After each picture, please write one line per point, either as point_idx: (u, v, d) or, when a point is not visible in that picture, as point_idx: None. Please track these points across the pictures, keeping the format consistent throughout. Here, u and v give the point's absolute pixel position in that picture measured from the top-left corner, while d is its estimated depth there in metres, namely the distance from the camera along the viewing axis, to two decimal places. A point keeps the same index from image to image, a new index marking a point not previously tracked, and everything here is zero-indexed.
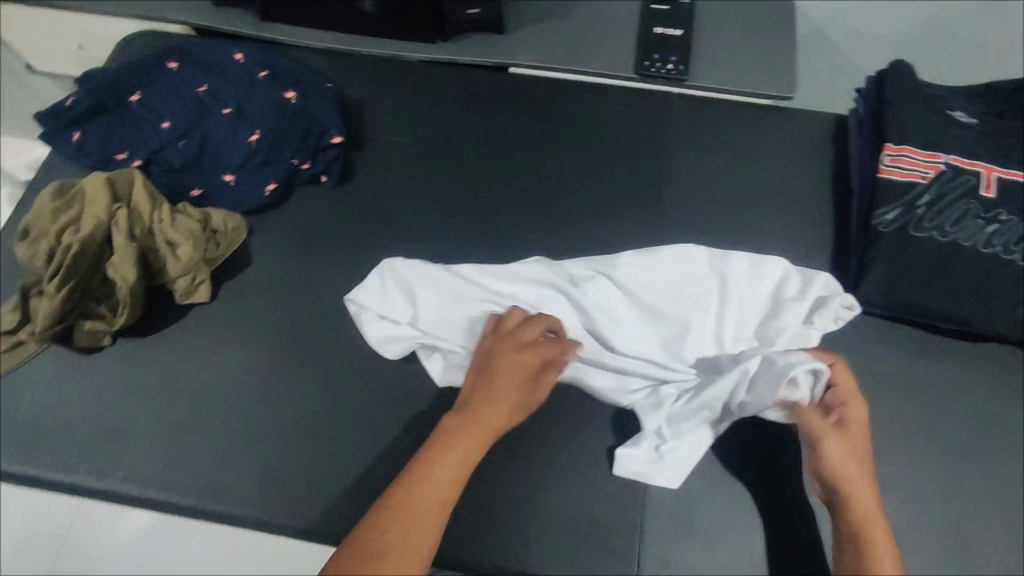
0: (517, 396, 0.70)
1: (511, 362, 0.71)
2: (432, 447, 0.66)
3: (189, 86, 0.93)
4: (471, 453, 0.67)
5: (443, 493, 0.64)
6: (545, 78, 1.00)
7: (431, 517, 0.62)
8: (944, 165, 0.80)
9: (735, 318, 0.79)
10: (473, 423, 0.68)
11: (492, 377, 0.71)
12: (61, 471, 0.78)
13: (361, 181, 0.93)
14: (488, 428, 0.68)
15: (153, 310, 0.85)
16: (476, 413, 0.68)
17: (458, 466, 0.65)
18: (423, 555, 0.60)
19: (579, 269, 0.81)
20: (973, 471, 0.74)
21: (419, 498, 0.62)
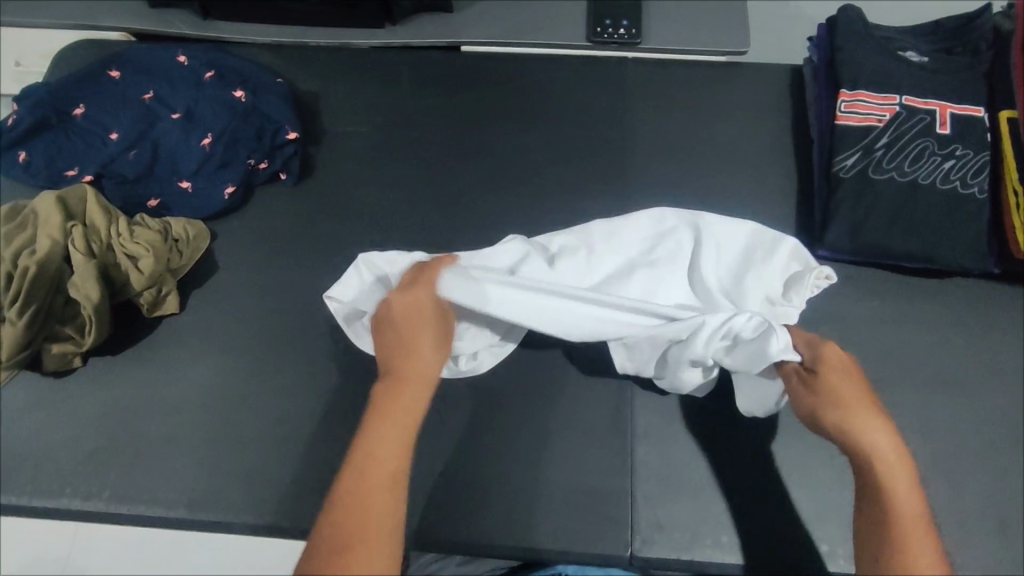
0: (427, 337, 0.72)
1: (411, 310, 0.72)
2: (371, 429, 0.65)
3: (134, 94, 0.90)
4: (409, 418, 0.67)
5: (391, 465, 0.63)
6: (499, 53, 0.98)
7: (383, 496, 0.61)
8: (899, 106, 0.81)
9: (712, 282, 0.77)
10: (405, 383, 0.69)
11: (404, 337, 0.71)
12: (47, 495, 0.77)
13: (322, 176, 0.92)
14: (419, 379, 0.69)
15: (123, 326, 0.84)
16: (404, 369, 0.69)
17: (399, 440, 0.65)
18: (388, 529, 0.59)
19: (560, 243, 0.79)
20: (948, 403, 0.75)
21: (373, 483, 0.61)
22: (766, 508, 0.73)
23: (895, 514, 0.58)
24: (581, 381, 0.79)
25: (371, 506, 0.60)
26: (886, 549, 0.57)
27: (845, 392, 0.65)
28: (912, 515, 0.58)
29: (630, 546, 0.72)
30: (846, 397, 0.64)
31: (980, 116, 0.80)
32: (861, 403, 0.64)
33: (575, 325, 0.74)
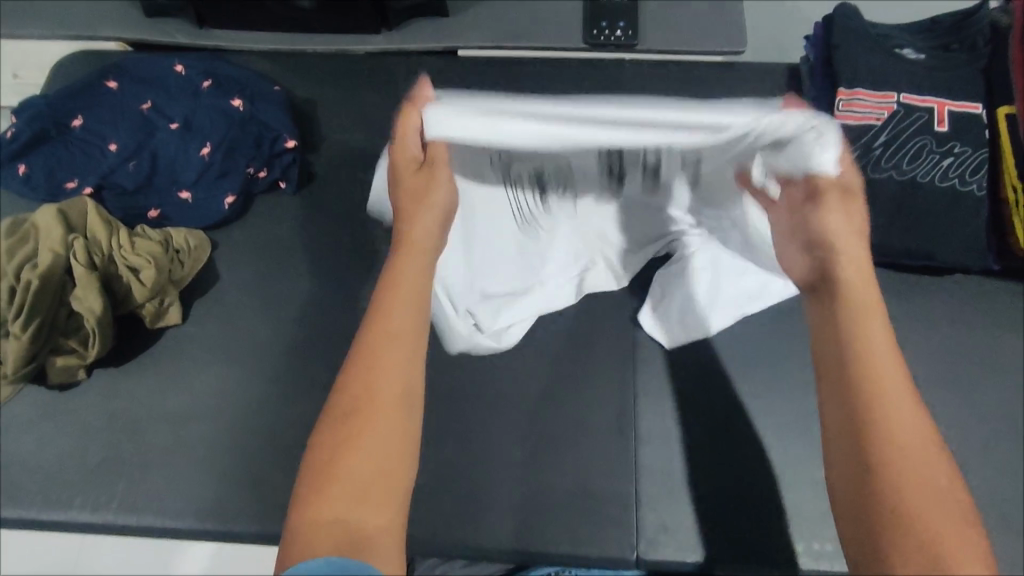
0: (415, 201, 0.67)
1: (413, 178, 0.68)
2: (382, 293, 0.61)
3: (131, 104, 0.90)
4: (419, 275, 0.63)
5: (409, 319, 0.59)
6: (496, 57, 0.98)
7: (389, 366, 0.57)
8: (897, 105, 0.81)
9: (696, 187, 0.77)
10: (416, 247, 0.65)
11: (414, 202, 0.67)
12: (55, 508, 0.78)
13: (322, 183, 0.92)
14: (420, 240, 0.65)
15: (126, 337, 0.84)
16: (412, 234, 0.65)
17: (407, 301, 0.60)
18: (403, 388, 0.56)
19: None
20: (949, 401, 0.76)
21: (383, 351, 0.57)
22: (770, 509, 0.74)
23: (873, 346, 0.54)
24: (584, 383, 0.80)
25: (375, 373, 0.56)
26: (855, 377, 0.52)
27: (845, 220, 0.60)
28: (884, 344, 0.54)
29: (636, 548, 0.73)
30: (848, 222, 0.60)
31: (977, 113, 0.80)
32: (856, 229, 0.60)
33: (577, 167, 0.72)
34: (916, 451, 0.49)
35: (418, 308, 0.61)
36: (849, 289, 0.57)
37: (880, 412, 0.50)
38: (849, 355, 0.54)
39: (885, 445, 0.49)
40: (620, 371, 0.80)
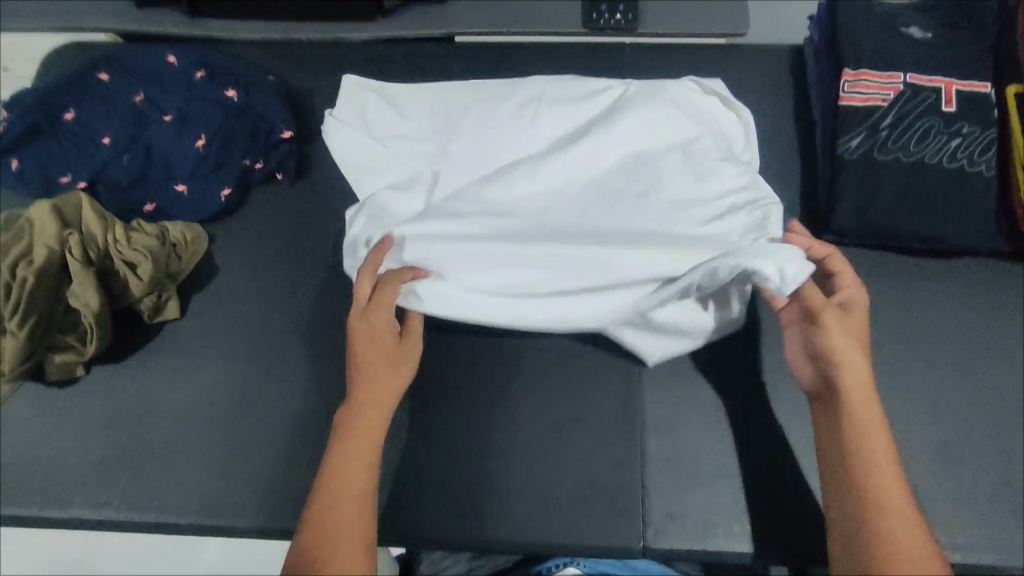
0: (379, 364, 0.70)
1: (364, 327, 0.71)
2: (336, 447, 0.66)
3: (124, 96, 0.89)
4: (372, 437, 0.67)
5: (362, 475, 0.64)
6: (494, 42, 0.96)
7: (347, 513, 0.62)
8: (903, 85, 0.79)
9: (672, 177, 0.82)
10: (372, 407, 0.68)
11: (359, 358, 0.70)
12: (57, 506, 0.77)
13: (318, 174, 0.90)
14: (379, 402, 0.68)
15: (124, 332, 0.83)
16: (368, 397, 0.68)
17: (359, 450, 0.65)
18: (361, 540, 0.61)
19: (484, 156, 0.86)
20: (958, 385, 0.75)
21: (341, 495, 0.63)
22: (779, 495, 0.73)
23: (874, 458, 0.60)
24: (588, 372, 0.79)
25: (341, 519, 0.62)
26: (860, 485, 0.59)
27: (848, 337, 0.63)
28: (889, 465, 0.59)
29: (643, 538, 0.72)
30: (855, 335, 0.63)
31: (986, 92, 0.79)
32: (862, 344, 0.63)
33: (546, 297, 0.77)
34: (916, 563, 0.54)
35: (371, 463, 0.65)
36: (855, 401, 0.61)
37: (883, 527, 0.56)
38: (854, 475, 0.59)
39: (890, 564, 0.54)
40: (624, 360, 0.79)
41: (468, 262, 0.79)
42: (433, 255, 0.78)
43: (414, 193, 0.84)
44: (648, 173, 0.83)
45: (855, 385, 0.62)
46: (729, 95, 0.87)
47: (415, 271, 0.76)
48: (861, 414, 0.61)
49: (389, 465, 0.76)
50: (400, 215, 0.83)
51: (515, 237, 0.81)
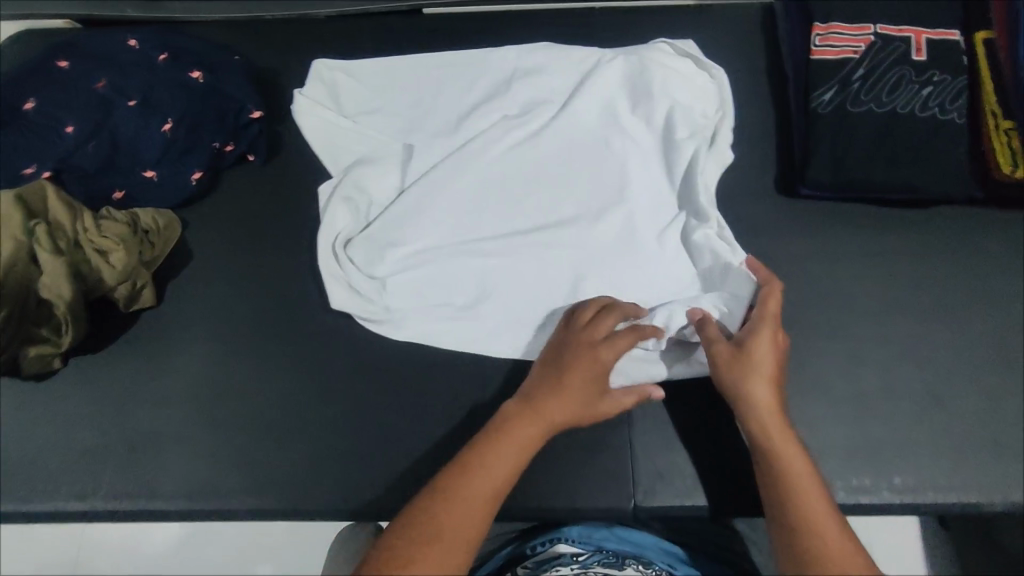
0: (583, 395, 0.66)
1: (586, 360, 0.67)
2: (487, 443, 0.63)
3: (84, 82, 0.84)
4: (526, 450, 0.64)
5: (497, 487, 0.61)
6: (464, 12, 0.94)
7: (478, 505, 0.59)
8: (873, 36, 0.80)
9: (641, 166, 0.82)
10: (532, 417, 0.65)
11: (563, 381, 0.67)
12: (41, 500, 0.76)
13: (289, 154, 0.89)
14: (545, 423, 0.65)
15: (99, 323, 0.81)
16: (540, 411, 0.65)
17: (511, 464, 0.62)
18: (468, 548, 0.57)
19: (459, 134, 0.84)
20: (937, 333, 0.76)
21: (473, 483, 0.60)
22: None
23: (800, 482, 0.59)
24: None
25: (470, 506, 0.59)
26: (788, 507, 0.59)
27: (759, 376, 0.65)
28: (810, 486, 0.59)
29: (633, 498, 0.73)
30: (749, 370, 0.65)
31: (955, 40, 0.79)
32: (762, 374, 0.65)
33: (509, 303, 0.78)
34: (844, 567, 0.54)
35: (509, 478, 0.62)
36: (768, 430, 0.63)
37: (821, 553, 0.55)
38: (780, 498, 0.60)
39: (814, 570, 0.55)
40: None
41: (433, 269, 0.79)
42: (399, 262, 0.80)
43: (388, 174, 0.83)
44: (617, 164, 0.82)
45: (756, 416, 0.64)
46: (703, 56, 0.86)
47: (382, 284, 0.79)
48: (778, 445, 0.62)
49: (378, 440, 0.76)
50: (377, 202, 0.83)
51: (495, 228, 0.81)
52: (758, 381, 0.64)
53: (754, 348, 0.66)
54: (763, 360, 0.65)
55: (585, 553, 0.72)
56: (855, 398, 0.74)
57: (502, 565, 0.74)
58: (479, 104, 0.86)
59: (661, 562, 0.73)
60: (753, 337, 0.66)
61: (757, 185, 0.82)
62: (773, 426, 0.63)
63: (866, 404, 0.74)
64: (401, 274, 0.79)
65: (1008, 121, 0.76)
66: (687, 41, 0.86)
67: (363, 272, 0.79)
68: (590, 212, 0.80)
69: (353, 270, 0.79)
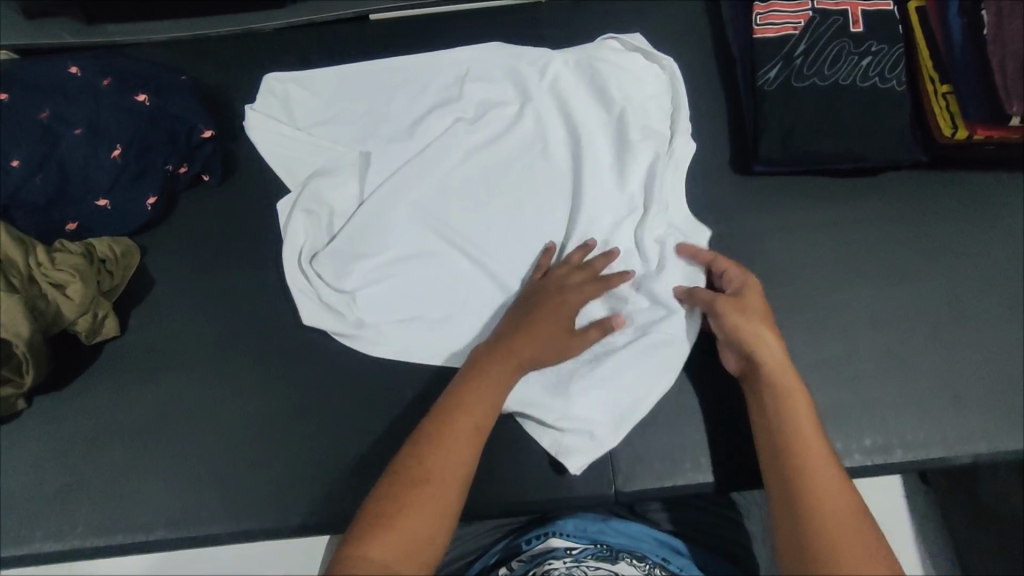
0: (551, 327, 0.70)
1: (554, 297, 0.72)
2: (466, 379, 0.66)
3: (26, 115, 0.79)
4: (502, 382, 0.66)
5: (476, 419, 0.63)
6: (411, 15, 0.93)
7: (464, 443, 0.61)
8: (812, 12, 0.81)
9: (600, 159, 0.82)
10: (507, 352, 0.67)
11: (530, 315, 0.71)
12: (18, 543, 0.75)
13: (245, 171, 0.88)
14: (515, 355, 0.67)
15: (62, 359, 0.80)
16: (510, 344, 0.68)
17: (491, 395, 0.65)
18: (457, 485, 0.59)
19: (416, 141, 0.84)
20: (896, 294, 0.78)
21: (459, 420, 0.62)
22: (742, 424, 0.75)
23: (800, 423, 0.61)
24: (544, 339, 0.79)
25: (462, 441, 0.61)
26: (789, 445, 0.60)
27: (760, 323, 0.67)
28: (810, 431, 0.60)
29: (614, 484, 0.74)
30: (751, 317, 0.67)
31: (890, 10, 0.81)
32: (765, 319, 0.68)
33: (480, 306, 0.78)
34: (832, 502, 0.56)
35: (490, 410, 0.64)
36: (771, 369, 0.64)
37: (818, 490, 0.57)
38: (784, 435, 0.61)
39: (815, 508, 0.56)
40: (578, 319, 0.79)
41: (400, 280, 0.79)
42: (365, 275, 0.79)
43: (347, 184, 0.82)
44: (573, 158, 0.83)
45: (765, 359, 0.65)
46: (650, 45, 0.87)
47: (351, 299, 0.78)
48: (780, 384, 0.63)
49: (358, 450, 0.75)
50: (338, 212, 0.82)
51: (461, 232, 0.80)
52: (761, 327, 0.66)
53: (749, 297, 0.69)
54: (762, 307, 0.69)
55: (579, 547, 0.73)
56: (822, 365, 0.75)
57: (495, 560, 0.75)
58: (433, 108, 0.85)
59: (656, 556, 0.73)
60: (747, 287, 0.70)
61: (713, 165, 0.83)
62: (785, 370, 0.64)
63: (832, 372, 0.75)
64: (368, 288, 0.79)
65: (945, 84, 0.78)
66: (635, 34, 0.87)
67: (330, 289, 0.78)
68: (551, 210, 0.81)
69: (320, 285, 0.78)
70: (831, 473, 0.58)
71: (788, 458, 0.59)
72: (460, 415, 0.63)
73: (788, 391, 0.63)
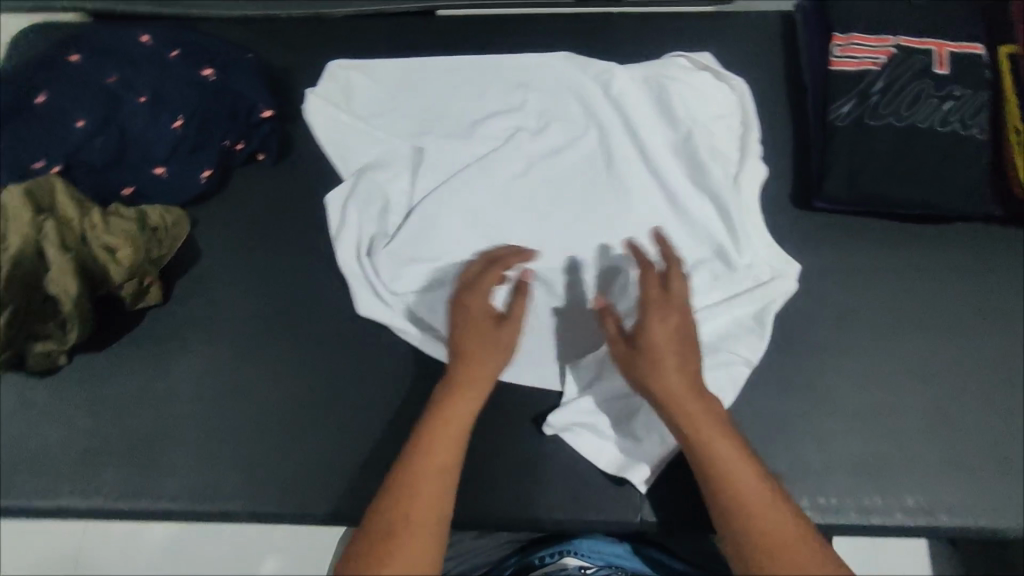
0: (481, 340, 0.68)
1: (472, 312, 0.69)
2: (430, 419, 0.66)
3: (94, 78, 0.83)
4: (462, 416, 0.66)
5: (443, 459, 0.63)
6: (479, 15, 0.93)
7: (432, 480, 0.62)
8: (894, 48, 0.79)
9: (662, 178, 0.80)
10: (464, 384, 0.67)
11: (461, 344, 0.68)
12: (48, 496, 0.76)
13: (301, 153, 0.88)
14: (476, 376, 0.67)
15: (106, 320, 0.81)
16: (465, 373, 0.67)
17: (451, 433, 0.64)
18: (431, 532, 0.60)
19: (474, 143, 0.83)
20: (951, 349, 0.75)
21: (425, 465, 0.62)
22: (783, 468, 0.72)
23: (724, 461, 0.60)
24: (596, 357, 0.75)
25: (429, 487, 0.61)
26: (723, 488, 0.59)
27: (667, 352, 0.64)
28: (738, 464, 0.60)
29: (640, 512, 0.72)
30: (649, 350, 0.64)
31: (977, 53, 0.78)
32: (664, 350, 0.64)
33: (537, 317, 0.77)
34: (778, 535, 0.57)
35: (456, 448, 0.64)
36: (677, 404, 0.62)
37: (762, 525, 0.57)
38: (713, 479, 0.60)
39: (767, 554, 0.56)
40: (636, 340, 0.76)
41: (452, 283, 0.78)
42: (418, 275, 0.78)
43: (399, 178, 0.82)
44: (632, 175, 0.81)
45: (667, 393, 0.63)
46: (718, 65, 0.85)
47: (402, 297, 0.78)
48: (690, 418, 0.62)
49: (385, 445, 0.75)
50: (392, 206, 0.81)
51: (514, 240, 0.80)
52: (665, 356, 0.64)
53: (648, 326, 0.65)
54: (665, 342, 0.64)
55: (594, 567, 0.73)
56: (866, 415, 0.73)
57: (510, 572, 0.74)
58: (492, 111, 0.85)
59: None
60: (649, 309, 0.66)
61: (773, 196, 0.81)
62: (687, 402, 0.62)
63: (877, 423, 0.72)
64: (421, 286, 0.78)
65: None
66: (705, 53, 0.85)
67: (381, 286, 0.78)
68: (607, 225, 0.80)
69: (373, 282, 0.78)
70: (767, 511, 0.58)
71: (725, 510, 0.59)
72: (425, 459, 0.63)
73: (696, 434, 0.61)
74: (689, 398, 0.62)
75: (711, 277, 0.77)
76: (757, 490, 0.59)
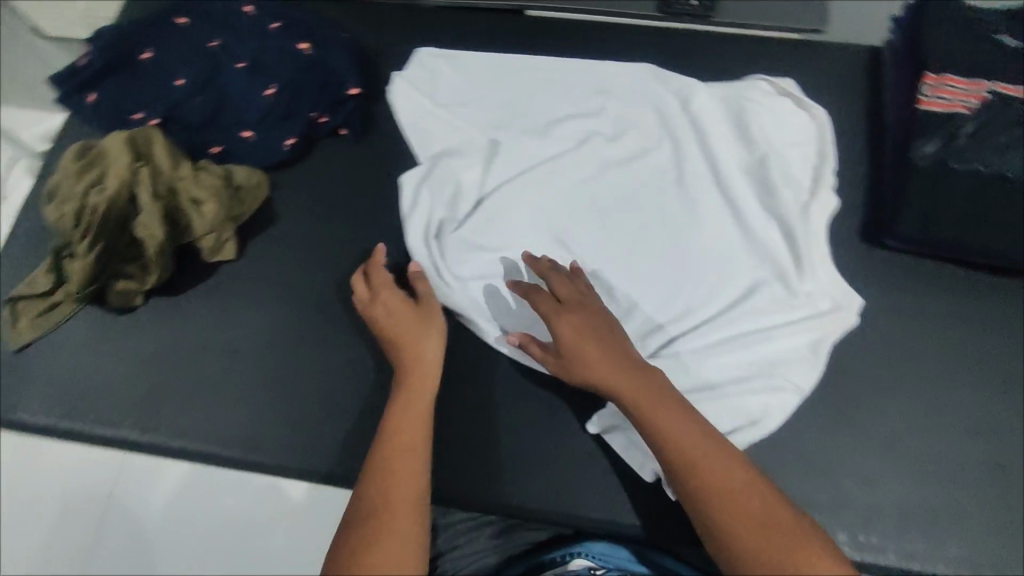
0: (414, 329, 0.73)
1: (395, 306, 0.74)
2: (393, 407, 0.69)
3: (199, 42, 0.88)
4: (420, 398, 0.69)
5: (412, 437, 0.66)
6: (567, 19, 0.95)
7: (406, 458, 0.65)
8: (989, 93, 0.77)
9: (729, 196, 0.81)
10: (416, 370, 0.70)
11: (398, 336, 0.73)
12: (109, 427, 0.80)
13: (381, 132, 0.90)
14: (420, 360, 0.71)
15: (182, 269, 0.85)
16: (409, 361, 0.71)
17: (415, 415, 0.68)
18: (413, 508, 0.62)
19: (547, 141, 0.85)
20: (1011, 405, 0.73)
21: (399, 447, 0.65)
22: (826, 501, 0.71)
23: (673, 443, 0.63)
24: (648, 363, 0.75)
25: (403, 466, 0.64)
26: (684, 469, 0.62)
27: (590, 345, 0.68)
28: (689, 439, 0.63)
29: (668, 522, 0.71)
30: (571, 345, 0.68)
31: None
32: (586, 344, 0.68)
33: None
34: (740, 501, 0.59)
35: (422, 428, 0.67)
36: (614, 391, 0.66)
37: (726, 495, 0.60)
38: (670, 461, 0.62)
39: (732, 522, 0.59)
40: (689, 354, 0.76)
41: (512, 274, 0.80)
42: (480, 263, 0.80)
43: (472, 167, 0.84)
44: (700, 189, 0.82)
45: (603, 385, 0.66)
46: (800, 92, 0.85)
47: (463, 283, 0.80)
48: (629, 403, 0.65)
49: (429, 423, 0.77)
50: (463, 193, 0.84)
51: (577, 239, 0.81)
52: (585, 349, 0.68)
53: (560, 324, 0.69)
54: (577, 343, 0.68)
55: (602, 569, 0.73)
56: (915, 458, 0.72)
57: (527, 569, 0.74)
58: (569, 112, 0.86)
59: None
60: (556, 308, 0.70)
61: (843, 228, 0.80)
62: (622, 391, 0.66)
63: (926, 468, 0.71)
64: (481, 274, 0.80)
65: None
66: (787, 79, 0.85)
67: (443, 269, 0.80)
68: (670, 236, 0.80)
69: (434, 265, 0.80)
70: (726, 481, 0.60)
71: (690, 488, 0.61)
72: (397, 442, 0.66)
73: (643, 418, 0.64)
74: (622, 383, 0.66)
75: (772, 301, 0.76)
76: (707, 455, 0.62)
